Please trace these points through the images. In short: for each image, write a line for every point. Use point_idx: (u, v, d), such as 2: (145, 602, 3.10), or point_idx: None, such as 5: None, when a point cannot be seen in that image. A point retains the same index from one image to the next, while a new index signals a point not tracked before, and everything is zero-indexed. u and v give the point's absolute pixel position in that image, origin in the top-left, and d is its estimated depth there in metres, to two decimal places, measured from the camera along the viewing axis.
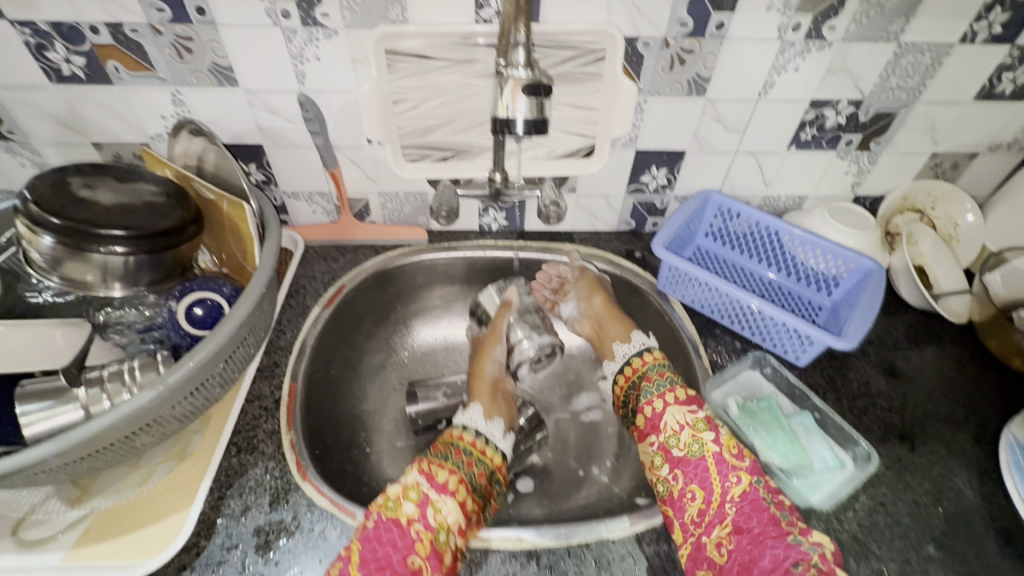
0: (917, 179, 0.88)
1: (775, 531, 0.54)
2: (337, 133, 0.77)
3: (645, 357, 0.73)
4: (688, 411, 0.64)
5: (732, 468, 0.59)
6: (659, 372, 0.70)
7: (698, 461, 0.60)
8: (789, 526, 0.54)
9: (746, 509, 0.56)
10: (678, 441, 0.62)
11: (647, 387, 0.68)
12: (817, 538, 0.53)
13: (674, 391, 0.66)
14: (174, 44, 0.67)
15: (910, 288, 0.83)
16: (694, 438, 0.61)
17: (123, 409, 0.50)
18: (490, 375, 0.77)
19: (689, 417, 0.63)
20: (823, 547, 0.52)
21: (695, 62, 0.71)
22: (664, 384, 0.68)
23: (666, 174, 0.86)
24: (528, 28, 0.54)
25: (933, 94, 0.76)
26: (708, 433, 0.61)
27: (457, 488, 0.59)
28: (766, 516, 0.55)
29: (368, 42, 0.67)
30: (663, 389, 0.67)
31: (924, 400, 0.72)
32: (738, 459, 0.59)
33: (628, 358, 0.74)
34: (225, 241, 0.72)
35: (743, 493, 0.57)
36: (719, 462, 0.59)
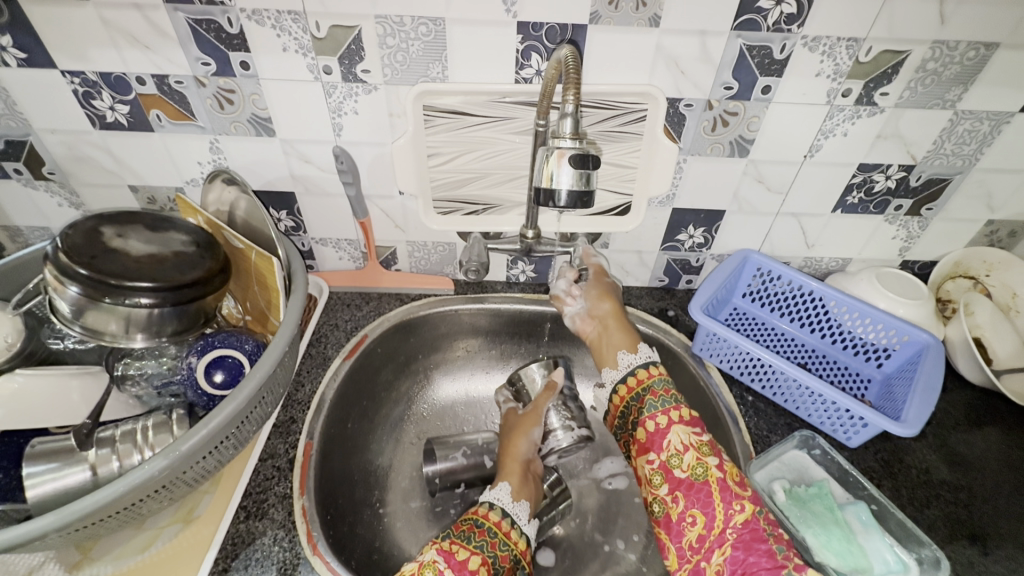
0: (970, 246, 0.84)
1: (770, 563, 0.51)
2: (369, 184, 0.76)
3: (651, 370, 0.67)
4: (693, 432, 0.61)
5: (736, 496, 0.56)
6: (667, 387, 0.65)
7: (700, 486, 0.57)
8: (785, 558, 0.51)
9: (745, 537, 0.53)
10: (681, 461, 0.59)
11: (651, 402, 0.64)
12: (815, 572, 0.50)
13: (679, 410, 0.62)
14: (216, 96, 0.67)
15: (969, 362, 0.77)
16: (697, 461, 0.58)
17: (132, 479, 0.48)
18: (522, 452, 0.70)
19: (694, 439, 0.60)
20: None
21: (738, 125, 0.69)
22: (672, 401, 0.64)
23: (704, 233, 0.83)
24: (578, 96, 0.51)
25: (990, 161, 0.73)
26: (713, 457, 0.59)
27: (477, 570, 0.54)
28: (765, 546, 0.52)
29: (407, 97, 0.66)
30: (668, 404, 0.63)
31: (992, 494, 0.66)
32: (741, 488, 0.56)
33: (632, 368, 0.68)
34: (250, 290, 0.71)
35: (744, 521, 0.54)
36: (722, 489, 0.56)
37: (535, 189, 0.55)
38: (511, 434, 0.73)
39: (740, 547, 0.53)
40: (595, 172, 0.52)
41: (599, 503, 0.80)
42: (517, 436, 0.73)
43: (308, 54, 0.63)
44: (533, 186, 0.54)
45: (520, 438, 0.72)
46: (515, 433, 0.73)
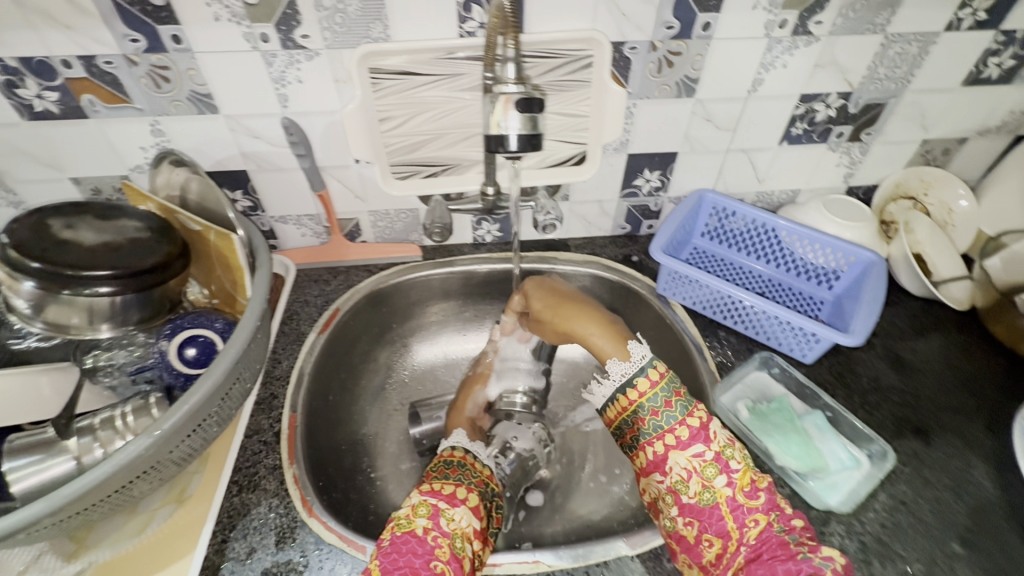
0: (909, 167, 0.88)
1: (784, 553, 0.50)
2: (323, 155, 0.75)
3: (652, 376, 0.60)
4: (694, 453, 0.56)
5: (748, 511, 0.54)
6: (668, 397, 0.59)
7: (711, 511, 0.54)
8: (798, 546, 0.50)
9: (763, 551, 0.52)
10: (687, 487, 0.55)
11: (649, 423, 0.58)
12: (830, 551, 0.49)
13: (676, 431, 0.57)
14: (150, 74, 0.65)
15: (910, 277, 0.82)
16: (704, 485, 0.55)
17: (119, 459, 0.49)
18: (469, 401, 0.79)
19: (697, 460, 0.55)
20: (834, 561, 0.48)
21: (683, 64, 0.70)
22: (674, 416, 0.58)
23: (660, 176, 0.85)
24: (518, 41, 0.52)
25: (921, 82, 0.76)
26: (719, 478, 0.55)
27: (466, 497, 0.57)
28: (788, 551, 0.50)
29: (351, 61, 0.65)
30: (667, 424, 0.57)
31: (934, 391, 0.72)
32: (752, 499, 0.54)
33: (630, 378, 0.61)
34: (213, 273, 0.70)
35: (758, 534, 0.53)
36: (734, 509, 0.54)
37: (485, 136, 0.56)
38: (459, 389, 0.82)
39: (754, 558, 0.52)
40: (541, 113, 0.54)
41: (581, 444, 0.84)
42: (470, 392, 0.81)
43: (242, 22, 0.62)
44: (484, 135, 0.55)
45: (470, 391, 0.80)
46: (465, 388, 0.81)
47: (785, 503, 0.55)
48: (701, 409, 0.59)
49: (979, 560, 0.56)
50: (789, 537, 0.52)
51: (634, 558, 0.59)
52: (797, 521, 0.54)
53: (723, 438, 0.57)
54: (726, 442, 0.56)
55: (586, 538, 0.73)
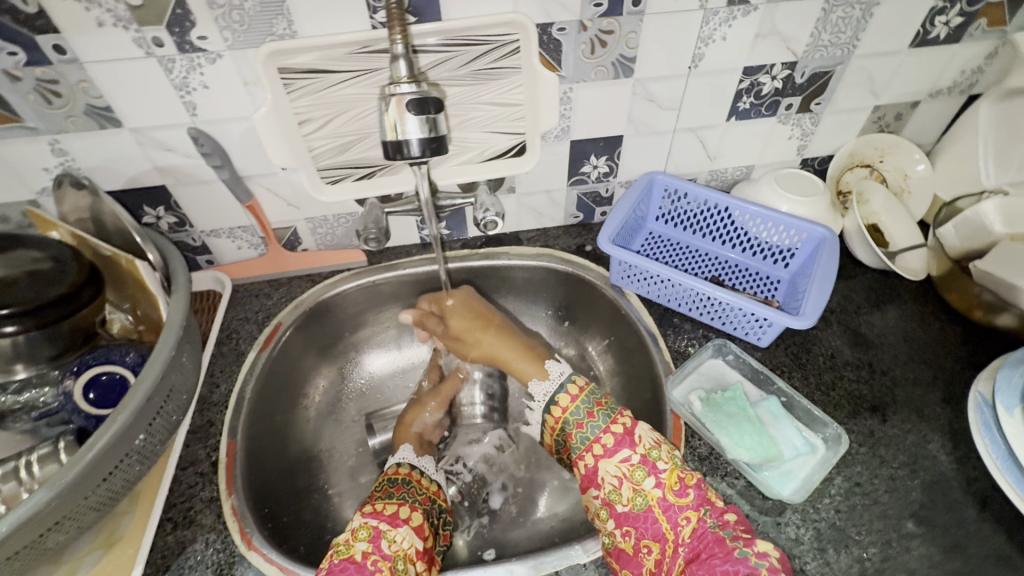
0: (863, 134, 0.85)
1: (719, 548, 0.49)
2: (244, 163, 0.70)
3: (571, 391, 0.63)
4: (621, 459, 0.56)
5: (679, 510, 0.53)
6: (589, 409, 0.61)
7: (645, 515, 0.54)
8: (733, 540, 0.49)
9: (700, 549, 0.51)
10: (619, 495, 0.55)
11: (577, 437, 0.60)
12: (762, 545, 0.49)
13: (601, 439, 0.58)
14: (38, 90, 0.59)
15: (864, 249, 0.80)
16: (635, 490, 0.54)
17: (17, 516, 0.45)
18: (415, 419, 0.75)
19: (624, 466, 0.56)
20: (768, 556, 0.48)
21: (617, 43, 0.66)
22: (598, 425, 0.59)
23: (607, 162, 0.81)
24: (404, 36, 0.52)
25: (867, 47, 0.73)
26: (648, 480, 0.54)
27: (409, 516, 0.56)
28: (723, 547, 0.49)
29: (256, 61, 0.60)
30: (592, 434, 0.59)
31: (892, 365, 0.71)
32: (682, 497, 0.53)
33: (552, 397, 0.64)
34: (138, 298, 0.66)
35: (693, 532, 0.52)
36: (666, 510, 0.53)
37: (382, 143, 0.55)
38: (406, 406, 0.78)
39: (692, 558, 0.51)
40: (439, 114, 0.53)
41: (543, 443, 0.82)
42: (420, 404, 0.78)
43: (130, 26, 0.56)
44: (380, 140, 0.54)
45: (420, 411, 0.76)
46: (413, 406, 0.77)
47: (717, 497, 0.54)
48: (624, 414, 0.60)
49: (934, 538, 0.56)
50: (724, 532, 0.51)
51: (588, 565, 0.57)
52: (731, 515, 0.52)
53: (648, 440, 0.57)
54: (652, 444, 0.56)
55: (549, 541, 0.71)
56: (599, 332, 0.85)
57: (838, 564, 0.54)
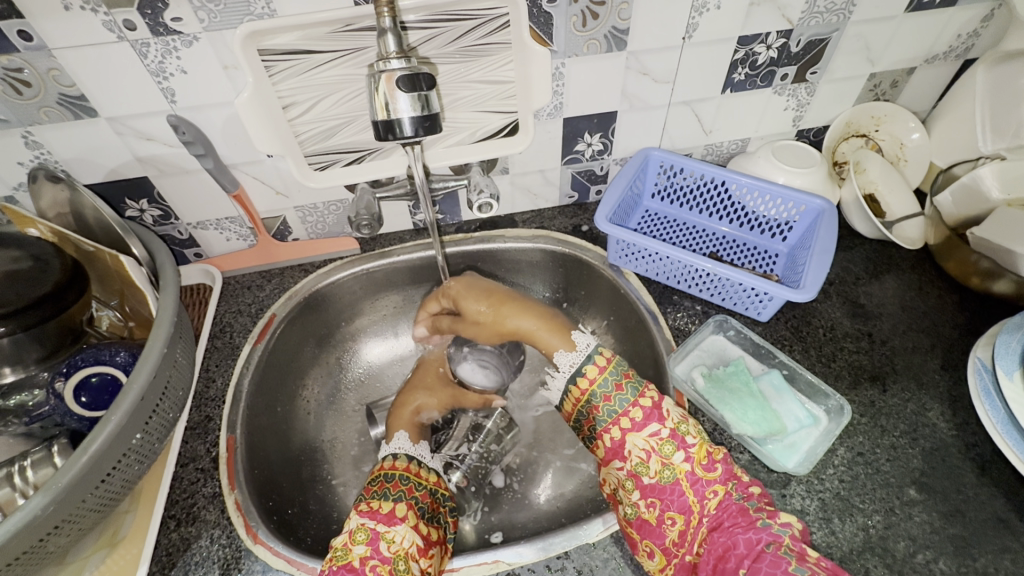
0: (858, 104, 0.84)
1: (744, 520, 0.50)
2: (228, 151, 0.68)
3: (599, 362, 0.60)
4: (650, 433, 0.55)
5: (707, 484, 0.53)
6: (618, 381, 0.59)
7: (672, 487, 0.53)
8: (756, 512, 0.50)
9: (723, 519, 0.51)
10: (646, 467, 0.54)
11: (603, 410, 0.58)
12: (787, 517, 0.49)
13: (630, 413, 0.56)
14: (6, 80, 0.56)
15: (863, 220, 0.79)
16: (663, 463, 0.53)
17: (13, 525, 0.44)
18: (421, 404, 0.75)
19: (653, 440, 0.54)
20: (792, 527, 0.49)
21: (608, 15, 0.64)
22: (626, 399, 0.57)
23: (601, 139, 0.80)
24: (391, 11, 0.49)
25: (863, 13, 0.71)
26: (677, 454, 0.53)
27: (406, 514, 0.56)
28: (747, 517, 0.50)
29: (234, 43, 0.58)
30: (620, 408, 0.57)
31: (890, 335, 0.71)
32: (710, 471, 0.53)
33: (580, 367, 0.61)
34: (124, 293, 0.65)
35: (718, 503, 0.52)
36: (694, 483, 0.53)
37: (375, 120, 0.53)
38: (412, 387, 0.77)
39: (715, 527, 0.51)
40: (431, 90, 0.51)
41: (546, 424, 0.82)
42: (413, 392, 0.76)
43: (98, 9, 0.53)
44: (371, 120, 0.52)
45: (427, 394, 0.76)
46: (421, 389, 0.77)
47: (742, 471, 0.55)
48: (652, 389, 0.58)
49: (935, 505, 0.56)
50: (748, 503, 0.51)
51: (597, 544, 0.57)
52: (755, 488, 0.53)
53: (676, 415, 0.56)
54: (680, 418, 0.56)
55: (556, 520, 0.71)
56: (598, 312, 0.84)
57: (843, 533, 0.55)
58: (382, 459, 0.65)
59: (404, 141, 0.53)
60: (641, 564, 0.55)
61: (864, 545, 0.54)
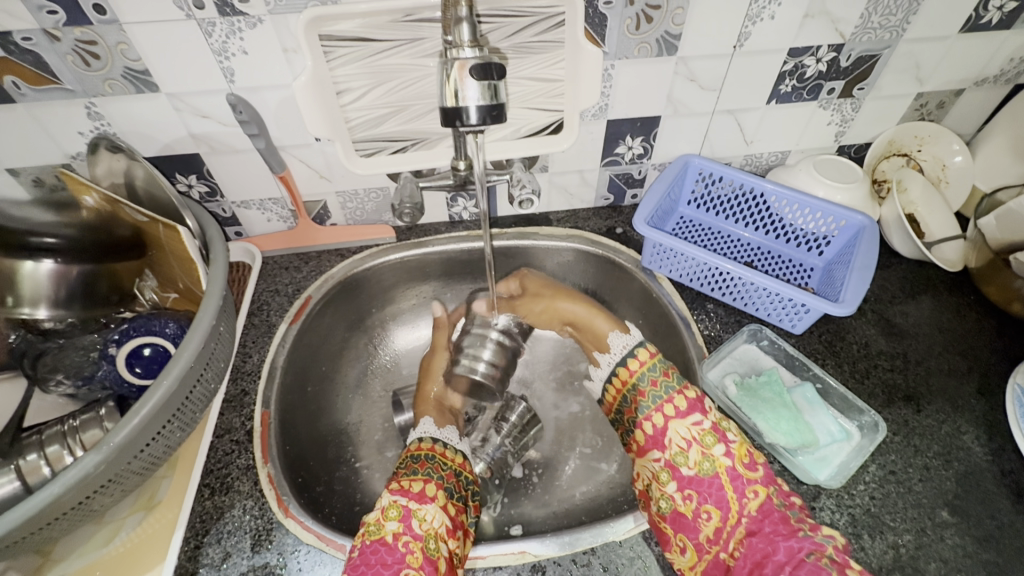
0: (902, 123, 0.83)
1: (786, 529, 0.49)
2: (279, 133, 0.69)
3: (644, 354, 0.64)
4: (692, 422, 0.56)
5: (747, 482, 0.53)
6: (664, 370, 0.61)
7: (711, 480, 0.53)
8: (798, 522, 0.50)
9: (762, 521, 0.50)
10: (686, 458, 0.55)
11: (647, 397, 0.60)
12: (830, 530, 0.49)
13: (674, 401, 0.57)
14: (76, 51, 0.58)
15: (903, 240, 0.79)
16: (703, 455, 0.54)
17: (68, 479, 0.46)
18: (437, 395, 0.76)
19: (695, 429, 0.55)
20: (835, 539, 0.48)
21: (663, 19, 0.64)
22: (670, 387, 0.59)
23: (642, 143, 0.80)
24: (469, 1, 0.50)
25: (917, 30, 0.70)
26: (718, 447, 0.54)
27: (436, 495, 0.57)
28: (788, 525, 0.50)
29: (297, 28, 0.59)
30: (664, 395, 0.59)
31: (926, 355, 0.70)
32: (751, 471, 0.53)
33: (630, 351, 0.64)
34: (167, 262, 0.66)
35: (759, 505, 0.51)
36: (734, 479, 0.53)
37: (441, 107, 0.54)
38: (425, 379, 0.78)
39: (755, 527, 0.50)
40: (501, 80, 0.52)
41: (569, 423, 0.82)
42: (426, 382, 0.78)
43: None
44: (440, 107, 0.53)
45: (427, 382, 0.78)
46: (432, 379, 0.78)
47: (781, 481, 0.55)
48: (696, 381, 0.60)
49: (969, 529, 0.56)
50: (790, 512, 0.51)
51: (623, 543, 0.57)
52: (795, 498, 0.53)
53: (717, 411, 0.58)
54: (722, 415, 0.57)
55: (577, 519, 0.72)
56: (628, 314, 0.85)
57: (873, 550, 0.55)
58: (410, 442, 0.66)
59: (470, 129, 0.54)
60: (671, 564, 0.55)
61: (893, 564, 0.54)
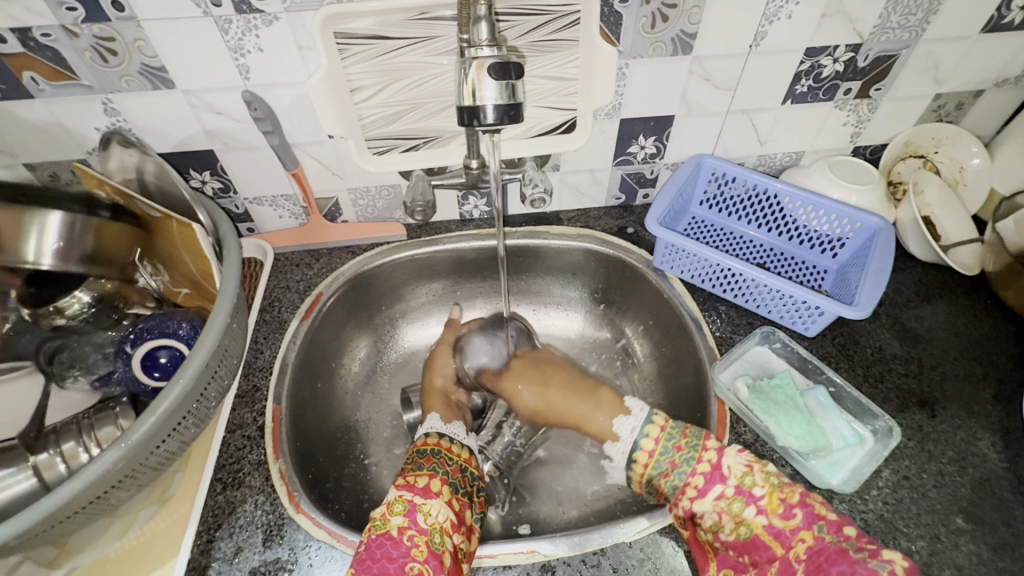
0: (919, 124, 0.82)
1: (841, 561, 0.48)
2: (293, 130, 0.69)
3: (648, 446, 0.61)
4: (716, 496, 0.55)
5: (791, 532, 0.51)
6: (672, 457, 0.59)
7: (754, 542, 0.53)
8: (855, 552, 0.48)
9: (820, 563, 0.49)
10: (722, 527, 0.54)
11: (666, 487, 0.59)
12: (889, 554, 0.47)
13: (692, 483, 0.56)
14: (94, 47, 0.58)
15: (918, 241, 0.78)
16: (736, 521, 0.54)
17: (86, 475, 0.47)
18: (443, 387, 0.77)
19: (721, 501, 0.55)
20: (894, 564, 0.46)
21: (679, 18, 0.64)
22: (684, 471, 0.58)
23: (655, 142, 0.79)
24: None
25: (936, 30, 0.70)
26: (748, 509, 0.53)
27: (441, 490, 0.57)
28: (847, 558, 0.48)
29: (312, 25, 0.59)
30: (681, 481, 0.57)
31: (941, 360, 0.69)
32: (790, 519, 0.52)
33: (631, 455, 0.63)
34: (178, 256, 0.67)
35: (809, 549, 0.50)
36: (776, 535, 0.52)
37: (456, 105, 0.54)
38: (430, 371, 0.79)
39: (812, 570, 0.49)
40: (518, 80, 0.52)
41: None
42: (432, 374, 0.79)
43: None
44: (457, 106, 0.53)
45: (432, 372, 0.79)
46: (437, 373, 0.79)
47: (828, 509, 0.52)
48: (708, 449, 0.58)
49: (984, 536, 0.55)
50: (846, 544, 0.49)
51: (632, 544, 0.57)
52: (850, 528, 0.50)
53: (738, 467, 0.55)
54: (743, 471, 0.55)
55: (585, 519, 0.71)
56: (638, 315, 0.84)
57: None
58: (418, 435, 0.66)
59: (485, 128, 0.54)
60: None
61: None
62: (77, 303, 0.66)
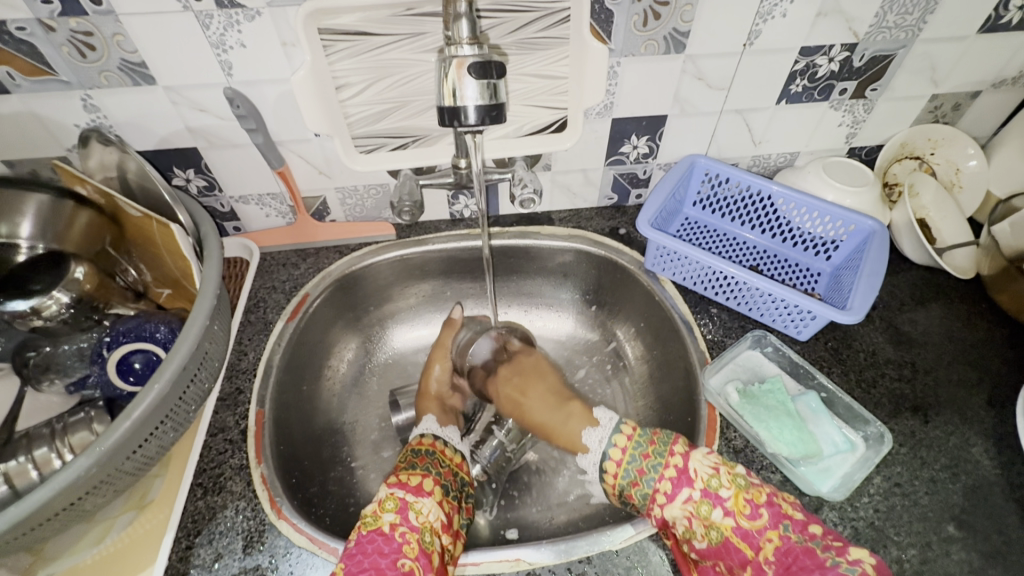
0: (915, 125, 0.81)
1: (810, 561, 0.48)
2: (277, 127, 0.68)
3: (617, 455, 0.61)
4: (684, 499, 0.54)
5: (758, 533, 0.51)
6: (640, 462, 0.59)
7: (725, 546, 0.52)
8: (823, 552, 0.48)
9: (789, 564, 0.49)
10: (692, 532, 0.54)
11: (637, 495, 0.58)
12: (856, 553, 0.47)
13: (660, 488, 0.56)
14: (71, 41, 0.57)
15: (913, 245, 0.77)
16: (705, 525, 0.53)
17: (57, 482, 0.46)
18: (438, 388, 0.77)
19: (689, 505, 0.54)
20: (862, 563, 0.46)
21: (671, 16, 0.63)
22: (652, 476, 0.58)
23: (648, 142, 0.78)
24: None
25: (933, 30, 0.68)
26: (716, 511, 0.53)
27: (433, 490, 0.57)
28: (814, 558, 0.48)
29: (295, 21, 0.58)
30: (649, 487, 0.57)
31: (934, 365, 0.68)
32: (756, 519, 0.52)
33: (602, 465, 0.62)
34: (160, 257, 0.66)
35: (777, 549, 0.50)
36: (745, 536, 0.52)
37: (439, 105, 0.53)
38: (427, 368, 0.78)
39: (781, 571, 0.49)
40: (500, 79, 0.50)
41: None
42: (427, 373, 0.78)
43: None
44: (438, 106, 0.52)
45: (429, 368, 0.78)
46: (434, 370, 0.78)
47: (794, 509, 0.52)
48: (675, 453, 0.58)
49: (976, 544, 0.54)
50: (812, 543, 0.49)
51: (619, 552, 0.56)
52: (815, 527, 0.50)
53: (705, 470, 0.55)
54: (710, 473, 0.55)
55: (574, 524, 0.71)
56: (630, 317, 0.83)
57: None
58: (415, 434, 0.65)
59: (468, 129, 0.53)
60: None
61: None
62: (55, 304, 0.61)
